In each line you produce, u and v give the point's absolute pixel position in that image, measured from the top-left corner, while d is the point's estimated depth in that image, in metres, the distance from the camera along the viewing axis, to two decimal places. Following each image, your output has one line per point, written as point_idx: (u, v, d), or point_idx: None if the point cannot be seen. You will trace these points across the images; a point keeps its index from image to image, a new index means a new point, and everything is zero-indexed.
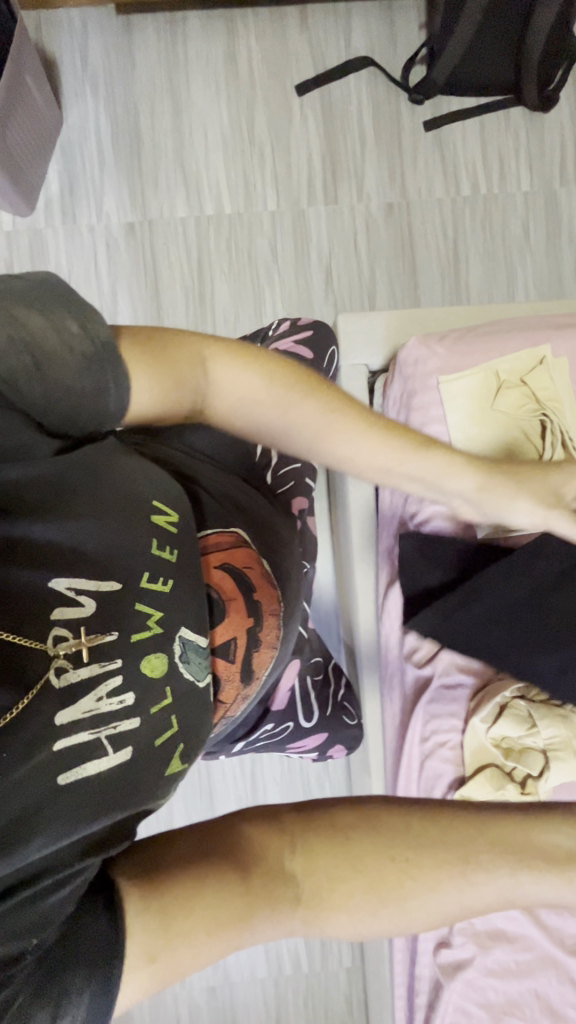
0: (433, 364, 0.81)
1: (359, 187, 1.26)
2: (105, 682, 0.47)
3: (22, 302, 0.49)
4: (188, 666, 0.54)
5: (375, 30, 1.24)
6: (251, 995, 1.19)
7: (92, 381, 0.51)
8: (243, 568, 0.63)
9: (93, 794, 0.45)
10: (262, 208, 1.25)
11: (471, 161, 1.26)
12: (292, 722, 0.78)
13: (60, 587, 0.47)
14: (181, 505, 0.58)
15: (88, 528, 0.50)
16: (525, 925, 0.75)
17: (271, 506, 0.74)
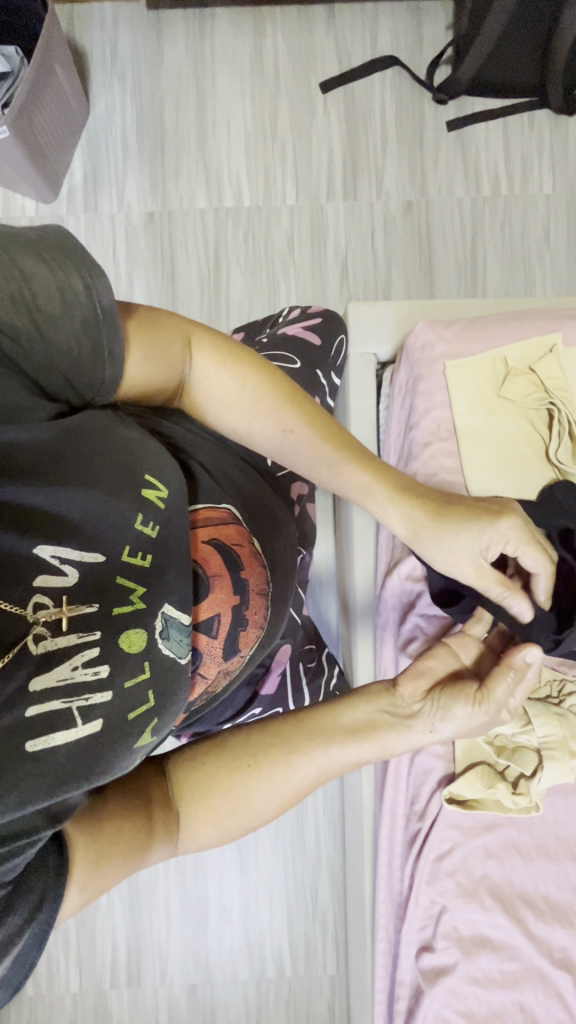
0: (441, 354, 0.80)
1: (379, 184, 1.26)
2: (80, 652, 0.47)
3: (27, 257, 0.48)
4: (168, 643, 0.52)
5: (402, 29, 1.24)
6: (231, 995, 1.17)
7: (90, 345, 0.51)
8: (232, 545, 0.62)
9: (62, 765, 0.46)
10: (281, 202, 1.25)
11: (493, 161, 1.25)
12: (281, 708, 0.77)
13: (43, 554, 0.46)
14: (175, 477, 0.55)
15: (77, 496, 0.49)
16: (512, 932, 0.72)
17: (270, 487, 0.73)
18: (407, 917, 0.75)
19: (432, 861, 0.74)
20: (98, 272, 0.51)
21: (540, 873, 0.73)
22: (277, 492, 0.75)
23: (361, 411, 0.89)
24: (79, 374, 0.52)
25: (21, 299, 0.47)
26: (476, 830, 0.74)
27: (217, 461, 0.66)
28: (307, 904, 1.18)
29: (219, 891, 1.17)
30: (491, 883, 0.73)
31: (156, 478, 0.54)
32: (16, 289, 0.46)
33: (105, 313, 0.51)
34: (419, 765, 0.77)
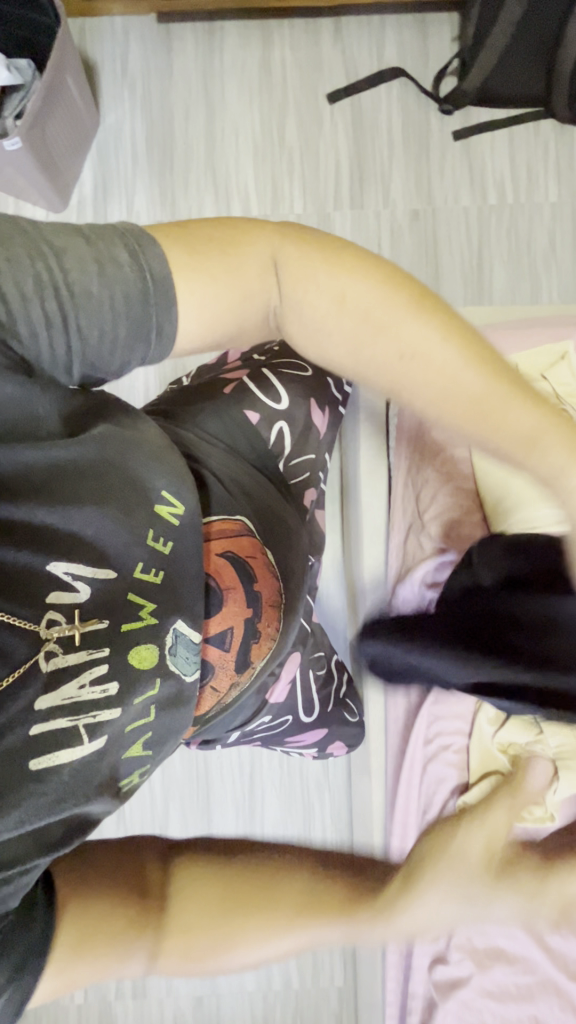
0: None
1: (386, 193, 1.27)
2: (90, 668, 0.47)
3: (61, 238, 0.48)
4: (175, 659, 0.52)
5: (407, 42, 1.26)
6: (238, 1010, 1.16)
7: (123, 327, 0.50)
8: (245, 557, 0.62)
9: (64, 784, 0.45)
10: (289, 210, 1.26)
11: (498, 170, 1.26)
12: (291, 716, 0.78)
13: (56, 570, 0.47)
14: (188, 494, 0.55)
15: (90, 515, 0.49)
16: (526, 945, 0.71)
17: (280, 494, 0.73)
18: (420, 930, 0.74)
19: None
20: (142, 247, 0.49)
21: None
22: (290, 500, 0.74)
23: (371, 419, 0.89)
24: (107, 357, 0.51)
25: (46, 283, 0.47)
26: None
27: (229, 470, 0.66)
28: None
29: None
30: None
31: (170, 495, 0.54)
32: (43, 273, 0.47)
33: (151, 293, 0.49)
34: (431, 774, 0.79)
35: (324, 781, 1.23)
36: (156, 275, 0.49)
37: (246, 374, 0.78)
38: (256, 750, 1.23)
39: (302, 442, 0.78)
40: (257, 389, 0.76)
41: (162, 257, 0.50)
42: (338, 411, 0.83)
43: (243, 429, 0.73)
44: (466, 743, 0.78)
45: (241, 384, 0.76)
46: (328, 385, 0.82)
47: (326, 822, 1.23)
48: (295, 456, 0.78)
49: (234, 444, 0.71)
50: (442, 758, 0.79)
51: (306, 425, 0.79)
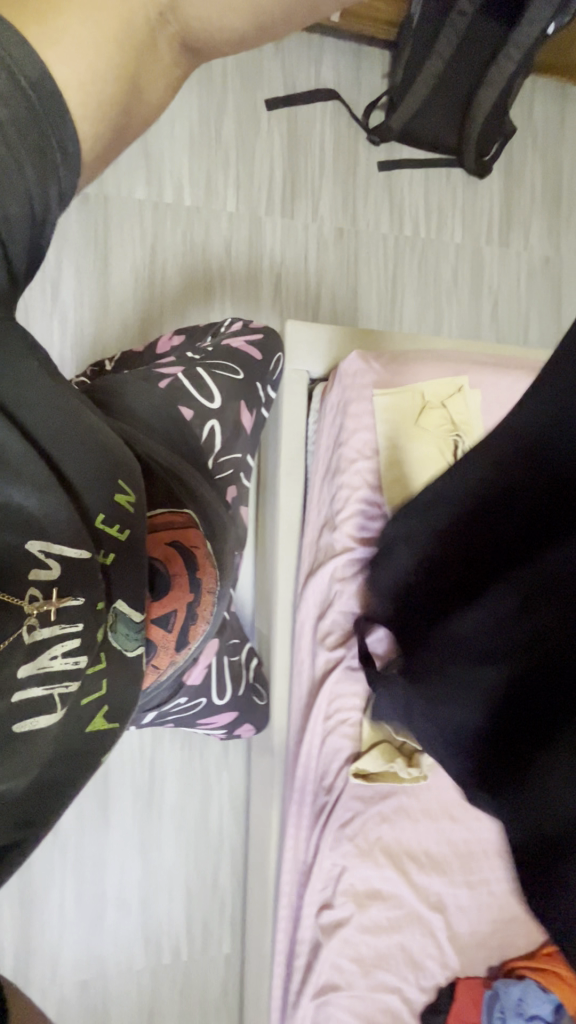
0: (370, 378, 0.88)
1: (315, 207, 1.34)
2: (64, 639, 0.43)
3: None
4: (116, 635, 0.51)
5: (343, 69, 1.34)
6: (126, 987, 1.23)
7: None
8: (192, 547, 0.66)
9: (34, 748, 0.42)
10: (221, 207, 1.29)
11: (415, 204, 1.39)
12: (204, 698, 0.82)
13: (32, 546, 0.42)
14: (136, 485, 0.58)
15: (61, 497, 0.46)
16: (399, 884, 0.84)
17: (213, 490, 0.77)
18: (311, 881, 0.83)
19: (337, 829, 0.83)
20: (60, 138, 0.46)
21: (425, 833, 0.85)
22: (218, 496, 0.78)
23: (293, 423, 0.94)
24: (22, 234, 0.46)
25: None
26: (374, 799, 0.84)
27: (170, 464, 0.69)
28: (207, 888, 1.28)
29: (118, 885, 1.24)
30: (384, 843, 0.84)
31: (124, 486, 0.55)
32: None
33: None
34: (329, 746, 0.85)
35: (222, 764, 1.29)
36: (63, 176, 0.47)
37: (181, 370, 0.81)
38: (158, 735, 1.26)
39: (232, 441, 0.83)
40: (193, 388, 0.80)
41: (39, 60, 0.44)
42: (262, 413, 0.89)
43: (179, 426, 0.75)
44: (361, 717, 0.85)
45: (176, 379, 0.80)
46: (256, 389, 0.87)
47: (223, 802, 1.29)
48: (223, 453, 0.82)
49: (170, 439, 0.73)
50: (339, 731, 0.85)
51: (236, 426, 0.84)
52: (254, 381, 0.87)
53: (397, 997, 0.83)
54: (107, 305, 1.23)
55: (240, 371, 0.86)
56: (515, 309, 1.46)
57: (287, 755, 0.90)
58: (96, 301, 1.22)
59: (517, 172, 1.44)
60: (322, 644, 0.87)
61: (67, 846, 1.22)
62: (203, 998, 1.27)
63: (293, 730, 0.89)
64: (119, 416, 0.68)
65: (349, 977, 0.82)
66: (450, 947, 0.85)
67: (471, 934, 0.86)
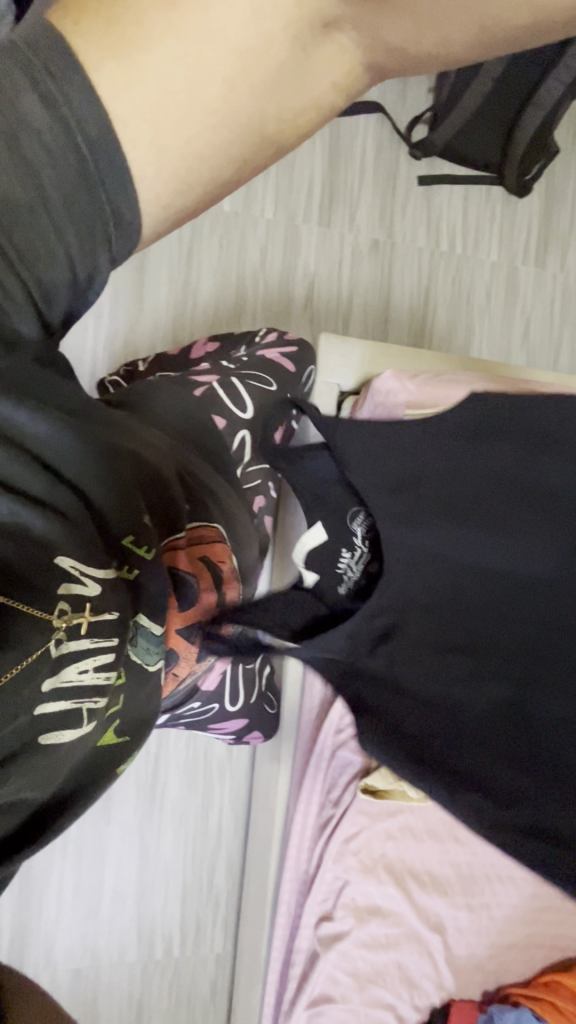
0: (402, 397, 0.88)
1: (352, 219, 1.34)
2: (95, 654, 0.44)
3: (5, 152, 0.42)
4: (138, 648, 0.51)
5: (389, 82, 1.35)
6: (117, 979, 1.25)
7: (70, 155, 0.43)
8: (218, 562, 0.67)
9: (56, 760, 0.43)
10: (259, 214, 1.30)
11: (452, 221, 1.39)
12: (218, 703, 0.83)
13: (63, 562, 0.42)
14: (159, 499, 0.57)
15: (83, 518, 0.46)
16: (399, 902, 0.84)
17: (238, 500, 0.78)
18: (312, 892, 0.84)
19: (341, 843, 0.84)
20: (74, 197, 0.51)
21: (428, 853, 0.85)
22: (245, 507, 0.80)
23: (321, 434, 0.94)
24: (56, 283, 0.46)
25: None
26: (381, 816, 0.85)
27: (201, 474, 0.70)
28: (202, 887, 1.29)
29: (116, 878, 1.26)
30: (387, 859, 0.85)
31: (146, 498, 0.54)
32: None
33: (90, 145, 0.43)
34: (339, 759, 0.86)
35: (225, 766, 1.30)
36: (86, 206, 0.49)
37: (216, 379, 0.83)
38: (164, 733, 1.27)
39: (261, 450, 0.84)
40: (228, 399, 0.82)
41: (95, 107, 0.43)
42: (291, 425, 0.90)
43: (213, 435, 0.76)
44: None
45: (211, 388, 0.81)
46: (288, 401, 0.88)
47: (224, 804, 1.30)
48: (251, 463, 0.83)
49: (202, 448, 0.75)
50: (349, 745, 0.86)
51: (266, 438, 0.85)
52: (286, 394, 0.89)
53: (390, 1015, 0.83)
54: (141, 305, 1.24)
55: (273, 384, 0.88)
56: (547, 331, 1.45)
57: (294, 766, 0.91)
58: (130, 300, 1.24)
59: (558, 194, 1.44)
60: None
61: (69, 836, 1.23)
62: (191, 995, 1.28)
63: (302, 741, 0.90)
64: (152, 422, 0.69)
65: (343, 991, 0.83)
66: (446, 968, 0.85)
67: (468, 957, 0.86)
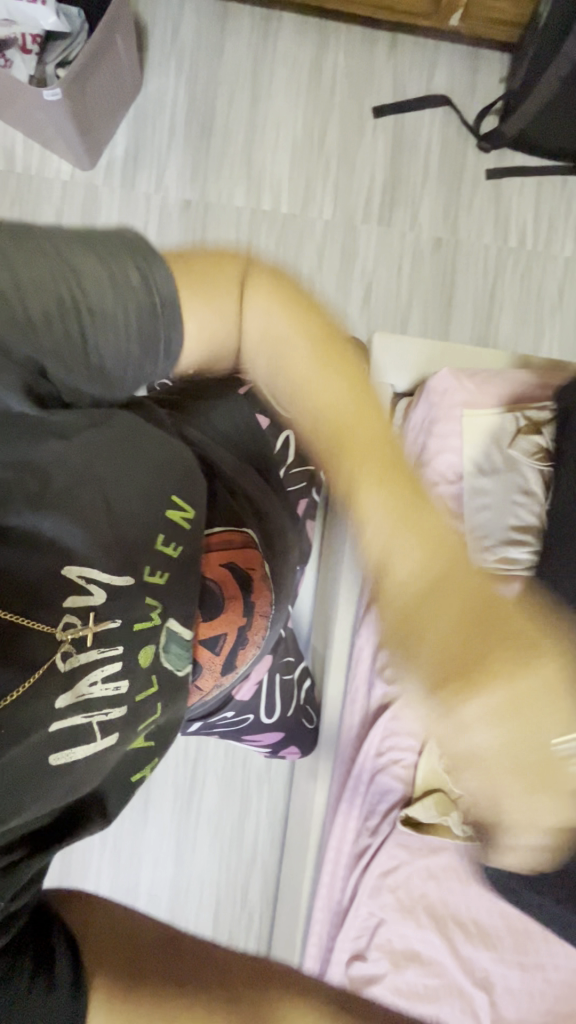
0: (460, 397, 0.83)
1: (413, 216, 1.29)
2: (101, 666, 0.52)
3: (77, 252, 0.56)
4: (167, 655, 0.59)
5: (457, 74, 1.29)
6: None
7: (145, 306, 0.58)
8: (247, 569, 0.69)
9: (75, 775, 0.52)
10: (317, 215, 1.28)
11: (523, 214, 1.31)
12: (252, 714, 0.80)
13: (70, 575, 0.53)
14: (196, 498, 0.63)
15: (101, 529, 0.55)
16: (439, 949, 0.78)
17: (279, 505, 0.77)
18: (344, 926, 0.79)
19: (377, 877, 0.80)
20: (138, 239, 0.59)
21: (474, 899, 0.79)
22: (283, 507, 0.78)
23: None
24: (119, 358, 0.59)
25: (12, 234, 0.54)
26: (421, 851, 0.80)
27: (240, 479, 0.72)
28: (236, 901, 1.26)
29: (151, 882, 1.25)
30: (428, 902, 0.79)
31: (180, 501, 0.62)
32: (64, 295, 0.55)
33: (162, 297, 0.58)
34: (377, 783, 0.82)
35: (264, 777, 1.27)
36: (139, 246, 0.58)
37: None
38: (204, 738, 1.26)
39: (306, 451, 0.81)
40: None
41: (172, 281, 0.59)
42: None
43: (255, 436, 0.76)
44: (415, 762, 0.81)
45: None
46: None
47: (261, 816, 1.27)
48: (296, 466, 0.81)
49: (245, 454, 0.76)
50: (389, 770, 0.82)
51: None
52: None
53: None
54: None
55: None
56: None
57: (331, 787, 0.85)
58: None
59: None
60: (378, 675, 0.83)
61: (108, 833, 1.25)
62: None
63: (339, 761, 0.85)
64: (200, 425, 0.72)
65: None
66: None
67: None
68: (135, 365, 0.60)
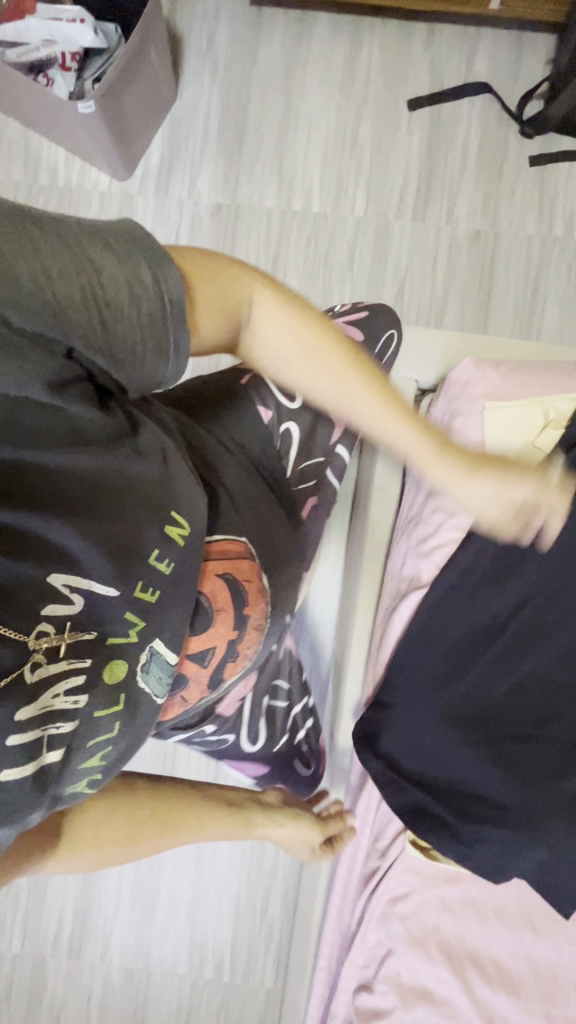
0: (483, 389, 0.77)
1: (450, 208, 1.24)
2: (65, 680, 0.50)
3: (98, 247, 0.49)
4: (146, 679, 0.58)
5: (499, 57, 1.24)
6: (167, 989, 1.23)
7: (159, 305, 0.51)
8: (242, 581, 0.67)
9: (19, 795, 0.47)
10: (349, 212, 1.25)
11: (570, 201, 1.22)
12: (232, 737, 0.79)
13: (55, 583, 0.50)
14: (193, 515, 0.61)
15: (97, 543, 0.53)
16: (456, 992, 0.71)
17: (282, 516, 0.76)
18: (351, 953, 0.74)
19: (385, 903, 0.73)
20: (147, 233, 0.52)
21: (496, 940, 0.71)
22: (286, 518, 0.78)
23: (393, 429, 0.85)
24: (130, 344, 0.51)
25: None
26: (435, 880, 0.73)
27: (242, 488, 0.72)
28: (256, 913, 1.23)
29: (171, 885, 1.24)
30: (441, 937, 0.72)
31: (179, 518, 0.60)
32: (86, 286, 0.48)
33: (172, 300, 0.52)
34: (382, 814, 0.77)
35: None
36: (147, 243, 0.51)
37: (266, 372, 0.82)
38: None
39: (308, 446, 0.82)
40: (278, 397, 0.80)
41: (181, 282, 0.52)
42: None
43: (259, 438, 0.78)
44: None
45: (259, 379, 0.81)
46: None
47: None
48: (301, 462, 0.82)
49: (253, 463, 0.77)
50: None
51: (313, 428, 0.82)
52: None
53: None
54: None
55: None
56: None
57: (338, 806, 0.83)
58: None
59: None
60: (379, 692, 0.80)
61: None
62: None
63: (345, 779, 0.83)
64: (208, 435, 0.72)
65: None
66: None
67: None
68: (155, 368, 0.53)
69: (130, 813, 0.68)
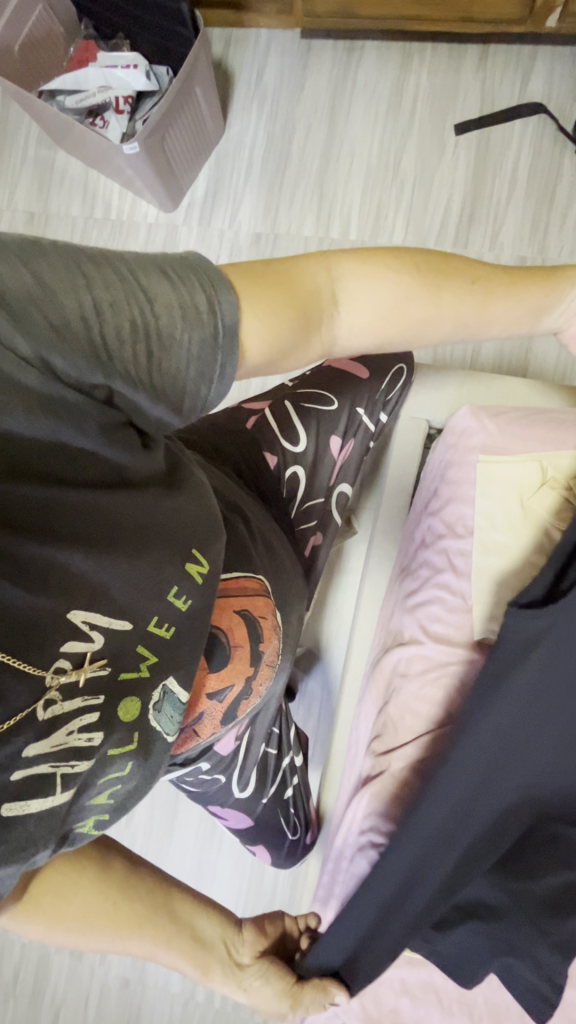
0: (477, 439, 0.77)
1: (494, 234, 1.19)
2: (80, 719, 0.48)
3: (150, 275, 0.46)
4: (159, 716, 0.55)
5: (558, 75, 1.17)
6: (160, 1005, 1.24)
7: (208, 329, 0.48)
8: (258, 616, 0.65)
9: (27, 834, 0.47)
10: (387, 238, 1.23)
11: None
12: (223, 778, 0.78)
13: (75, 619, 0.47)
14: (213, 549, 0.57)
15: (118, 575, 0.49)
16: None
17: (294, 553, 0.74)
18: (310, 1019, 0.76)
19: None
20: (201, 257, 0.49)
21: None
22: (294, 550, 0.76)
23: (401, 468, 0.86)
24: (172, 378, 0.48)
25: (33, 253, 0.42)
26: (397, 962, 0.73)
27: (258, 521, 0.70)
28: None
29: None
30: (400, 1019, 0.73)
31: (200, 555, 0.55)
32: (135, 316, 0.45)
33: (223, 325, 0.48)
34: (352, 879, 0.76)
35: None
36: (204, 265, 0.49)
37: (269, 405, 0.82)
38: None
39: (314, 491, 0.81)
40: (278, 429, 0.79)
41: (236, 307, 0.49)
42: (360, 446, 0.83)
43: (265, 475, 0.77)
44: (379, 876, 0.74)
45: (263, 414, 0.81)
46: (356, 419, 0.82)
47: None
48: (306, 502, 0.80)
49: (265, 495, 0.76)
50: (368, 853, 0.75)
51: (316, 464, 0.80)
52: (355, 410, 0.82)
53: None
54: None
55: (335, 402, 0.82)
56: None
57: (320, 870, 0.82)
58: None
59: None
60: (369, 749, 0.79)
61: None
62: None
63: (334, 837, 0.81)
64: (222, 470, 0.73)
65: None
66: None
67: None
68: (199, 394, 0.50)
69: (131, 909, 0.69)
